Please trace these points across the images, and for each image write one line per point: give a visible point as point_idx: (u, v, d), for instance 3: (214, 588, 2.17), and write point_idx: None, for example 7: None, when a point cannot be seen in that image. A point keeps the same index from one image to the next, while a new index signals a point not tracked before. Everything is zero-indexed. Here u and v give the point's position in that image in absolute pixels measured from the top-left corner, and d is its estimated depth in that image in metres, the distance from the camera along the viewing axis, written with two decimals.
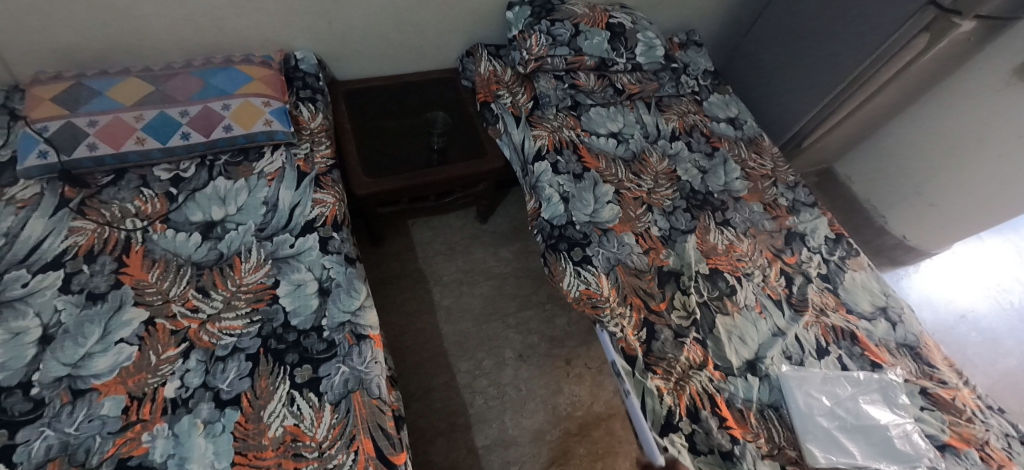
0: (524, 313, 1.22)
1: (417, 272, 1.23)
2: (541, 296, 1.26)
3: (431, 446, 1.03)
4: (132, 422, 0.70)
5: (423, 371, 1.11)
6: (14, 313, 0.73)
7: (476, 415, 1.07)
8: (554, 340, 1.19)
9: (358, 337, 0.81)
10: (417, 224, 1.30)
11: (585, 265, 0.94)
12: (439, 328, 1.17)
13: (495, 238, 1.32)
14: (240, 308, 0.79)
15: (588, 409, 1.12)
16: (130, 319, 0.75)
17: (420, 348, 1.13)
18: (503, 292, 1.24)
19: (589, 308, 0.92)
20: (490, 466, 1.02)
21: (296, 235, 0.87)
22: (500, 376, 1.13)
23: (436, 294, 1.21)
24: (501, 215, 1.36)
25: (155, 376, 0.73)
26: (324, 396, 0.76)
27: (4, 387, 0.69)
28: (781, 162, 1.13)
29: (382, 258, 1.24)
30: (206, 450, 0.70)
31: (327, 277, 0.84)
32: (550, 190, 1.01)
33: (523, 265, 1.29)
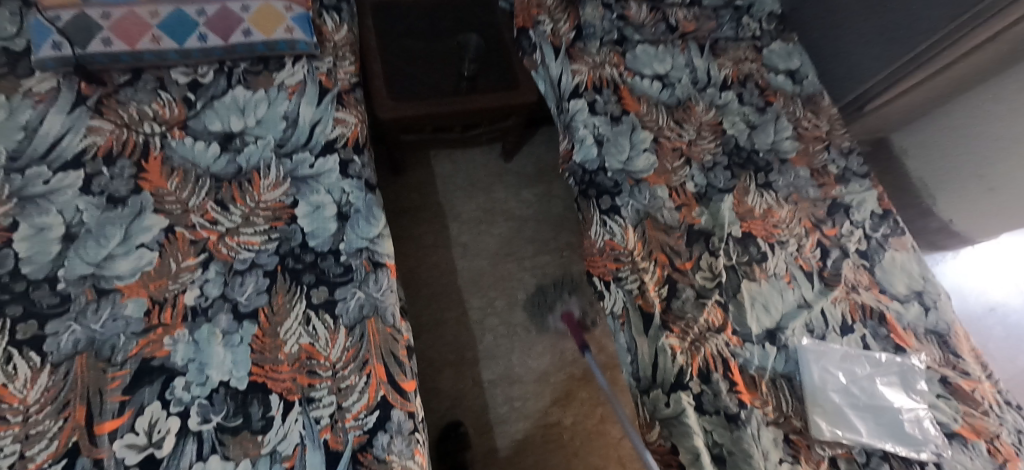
0: (541, 258, 1.21)
1: (437, 206, 1.21)
2: (559, 243, 1.23)
3: (439, 376, 1.05)
4: (154, 326, 0.71)
5: (436, 303, 1.12)
6: (37, 209, 0.73)
7: (484, 351, 1.09)
8: (570, 287, 1.19)
9: (375, 265, 0.80)
10: (440, 156, 1.26)
11: (613, 216, 0.91)
12: (454, 263, 1.16)
13: (520, 178, 1.28)
14: (259, 225, 0.78)
15: (596, 356, 1.14)
16: (151, 225, 0.75)
17: (435, 280, 1.14)
18: (523, 234, 1.22)
19: (611, 260, 0.90)
20: (494, 400, 1.05)
21: (316, 154, 0.84)
22: (511, 316, 1.13)
23: (454, 230, 1.20)
24: (527, 155, 1.31)
25: (176, 284, 0.73)
26: (339, 319, 0.76)
27: (31, 281, 0.70)
28: (838, 125, 1.05)
29: (401, 188, 1.21)
30: (225, 359, 0.72)
31: (346, 201, 0.82)
32: (586, 131, 0.96)
33: (545, 208, 1.26)
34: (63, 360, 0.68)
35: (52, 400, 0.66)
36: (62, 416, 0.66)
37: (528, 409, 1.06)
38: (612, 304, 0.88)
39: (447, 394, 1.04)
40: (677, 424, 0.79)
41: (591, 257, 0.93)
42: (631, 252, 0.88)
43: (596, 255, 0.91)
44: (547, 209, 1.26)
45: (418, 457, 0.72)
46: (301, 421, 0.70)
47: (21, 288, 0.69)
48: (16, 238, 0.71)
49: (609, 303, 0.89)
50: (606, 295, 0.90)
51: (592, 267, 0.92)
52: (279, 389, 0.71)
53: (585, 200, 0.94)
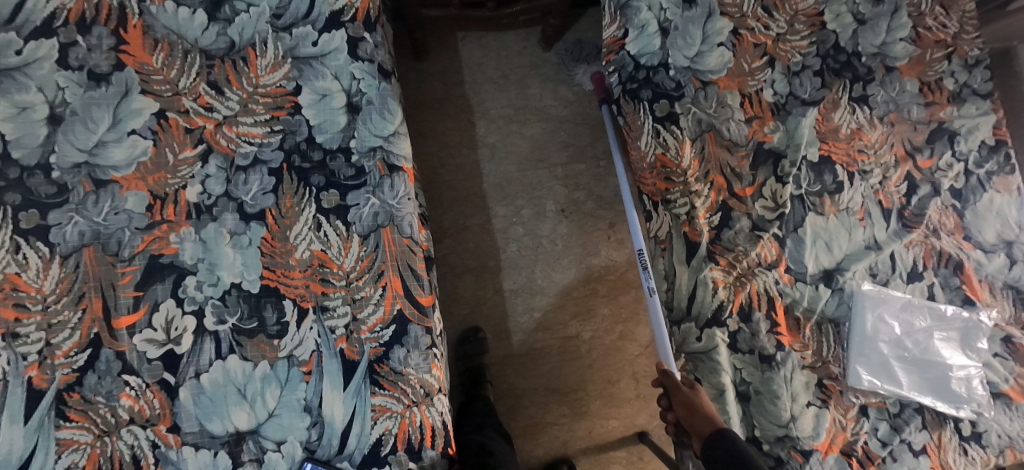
0: (574, 167, 1.18)
1: (462, 99, 1.17)
2: (597, 150, 1.20)
3: (460, 281, 1.13)
4: (158, 222, 0.68)
5: (459, 208, 1.14)
6: (16, 84, 0.67)
7: (506, 260, 1.14)
8: (602, 200, 1.18)
9: (391, 168, 0.72)
10: (467, 39, 1.18)
11: (669, 126, 0.77)
12: (480, 167, 1.16)
13: (559, 72, 1.20)
14: (259, 114, 0.71)
15: (621, 275, 1.17)
16: (140, 109, 0.70)
17: (458, 183, 1.15)
18: (556, 137, 1.19)
19: (660, 178, 0.78)
20: (514, 307, 1.13)
21: (320, 29, 0.72)
22: (538, 227, 1.15)
23: (481, 128, 1.17)
24: (571, 42, 1.21)
25: (176, 178, 0.69)
26: (353, 226, 0.70)
27: (25, 167, 0.67)
28: (970, 25, 0.84)
29: (425, 77, 1.17)
30: (234, 261, 0.68)
31: (356, 91, 0.72)
32: (649, 14, 0.78)
33: (585, 110, 1.20)
34: (70, 252, 0.66)
35: (68, 292, 0.65)
36: (80, 308, 0.65)
37: (545, 320, 1.14)
38: (655, 227, 0.80)
39: (467, 300, 1.12)
40: (705, 360, 0.74)
41: (639, 172, 0.81)
42: (691, 176, 0.76)
43: (640, 169, 0.80)
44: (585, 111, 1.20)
45: (435, 370, 0.70)
46: (316, 329, 0.67)
47: (15, 175, 0.66)
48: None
49: (654, 225, 0.80)
50: (653, 215, 0.80)
51: (642, 184, 0.81)
52: (293, 296, 0.68)
53: (636, 102, 0.79)
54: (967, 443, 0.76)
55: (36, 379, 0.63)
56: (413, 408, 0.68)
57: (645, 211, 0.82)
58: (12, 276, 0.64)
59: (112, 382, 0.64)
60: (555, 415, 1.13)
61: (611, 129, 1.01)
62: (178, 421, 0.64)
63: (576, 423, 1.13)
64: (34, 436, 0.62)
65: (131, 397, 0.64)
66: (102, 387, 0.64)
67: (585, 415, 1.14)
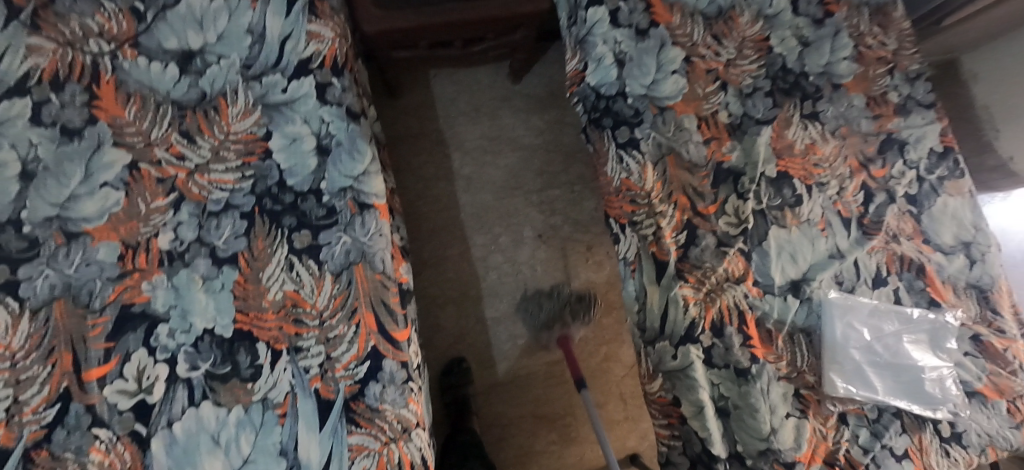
0: (549, 193, 1.21)
1: (437, 133, 1.20)
2: (570, 176, 1.22)
3: (441, 312, 1.13)
4: (130, 271, 0.69)
5: (438, 239, 1.16)
6: None
7: (487, 288, 1.15)
8: (577, 223, 1.20)
9: (361, 206, 0.72)
10: (439, 75, 1.21)
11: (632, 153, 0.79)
12: (457, 197, 1.18)
13: (529, 103, 1.24)
14: (230, 161, 0.72)
15: (601, 297, 1.18)
16: (112, 161, 0.71)
17: (436, 215, 1.17)
18: (530, 165, 1.21)
19: (627, 201, 0.79)
20: (497, 335, 1.14)
21: (289, 77, 0.75)
22: (517, 253, 1.17)
23: (456, 161, 1.20)
24: (539, 73, 1.25)
25: (148, 226, 0.70)
26: (325, 265, 0.70)
27: None
28: (908, 42, 0.90)
29: (399, 112, 1.20)
30: (208, 306, 0.69)
31: (326, 133, 0.74)
32: (604, 48, 0.81)
33: (557, 138, 1.23)
34: (41, 306, 0.67)
35: (36, 346, 0.65)
36: (49, 363, 0.65)
37: (529, 346, 1.14)
38: (626, 249, 0.79)
39: (450, 331, 1.13)
40: (682, 377, 0.74)
41: (610, 194, 0.81)
42: (658, 196, 0.78)
43: (612, 192, 0.81)
44: (557, 140, 1.23)
45: (413, 405, 0.69)
46: (290, 370, 0.67)
47: None
48: None
49: (625, 248, 0.79)
50: (623, 237, 0.80)
51: (611, 207, 0.81)
52: (266, 338, 0.68)
53: (600, 130, 0.82)
54: (947, 444, 0.76)
55: (2, 438, 0.62)
56: (391, 445, 0.67)
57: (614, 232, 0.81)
58: None
59: (82, 436, 0.63)
60: (545, 442, 1.12)
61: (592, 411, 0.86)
62: None
63: (565, 450, 1.12)
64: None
65: (101, 451, 0.63)
66: (71, 442, 0.63)
67: (574, 442, 1.13)
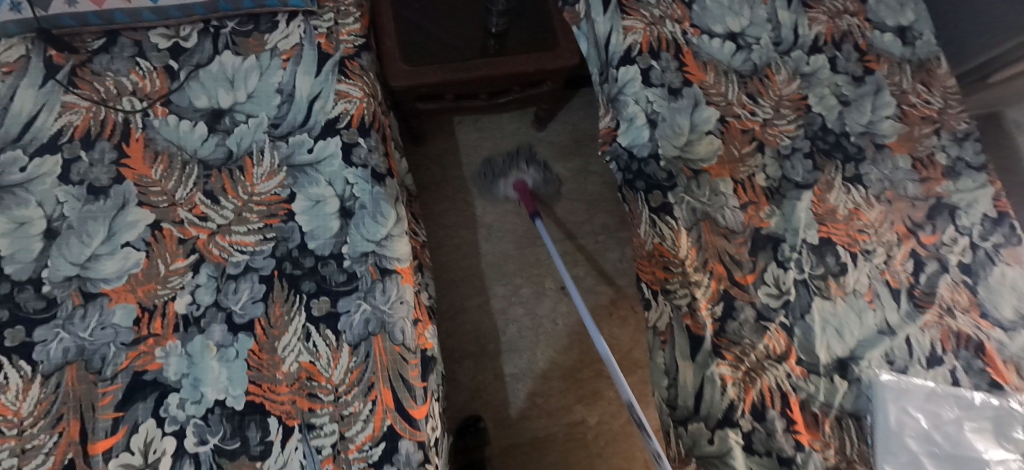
0: (572, 242, 1.17)
1: (459, 180, 1.19)
2: (595, 226, 1.19)
3: (458, 366, 1.08)
4: (144, 336, 0.67)
5: (457, 289, 1.12)
6: (17, 200, 0.70)
7: (506, 343, 1.10)
8: (602, 276, 1.16)
9: (383, 272, 0.69)
10: (463, 123, 1.22)
11: (664, 217, 0.76)
12: (478, 246, 1.15)
13: (552, 150, 1.23)
14: (252, 222, 0.70)
15: (626, 354, 1.12)
16: (135, 220, 0.70)
17: (456, 264, 1.14)
18: (552, 215, 1.19)
19: (660, 267, 0.78)
20: (515, 393, 1.07)
21: (315, 137, 0.73)
22: (537, 306, 1.13)
23: (478, 208, 1.17)
24: (564, 121, 1.25)
25: (166, 289, 0.68)
26: (343, 335, 0.67)
27: (16, 282, 0.68)
28: (954, 100, 0.87)
29: (421, 160, 1.20)
30: (220, 376, 0.66)
31: (350, 195, 0.72)
32: (636, 107, 0.80)
33: (580, 187, 1.21)
34: (53, 371, 0.65)
35: (45, 413, 0.64)
36: (56, 431, 0.63)
37: (549, 406, 1.07)
38: (657, 317, 0.78)
39: (466, 387, 1.07)
40: (719, 465, 0.69)
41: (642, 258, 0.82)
42: (692, 264, 0.74)
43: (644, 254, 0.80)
44: (582, 189, 1.21)
45: None
46: (301, 450, 0.63)
47: (6, 290, 0.67)
48: None
49: (653, 314, 0.79)
50: (653, 303, 0.79)
51: (644, 272, 0.81)
52: (278, 412, 0.64)
53: (635, 191, 0.80)
54: None
55: None
56: None
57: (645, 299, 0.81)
58: None
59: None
60: None
61: (547, 238, 1.00)
62: None
63: None
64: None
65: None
66: None
67: None
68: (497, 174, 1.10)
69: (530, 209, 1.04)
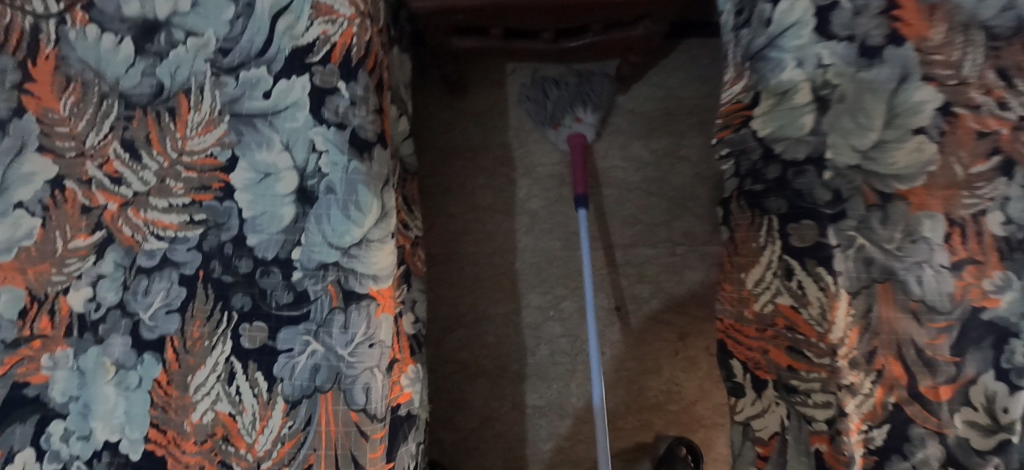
0: (639, 251, 0.93)
1: (502, 148, 0.97)
2: (674, 232, 0.93)
3: (471, 386, 0.92)
4: (28, 337, 0.48)
5: (480, 291, 0.94)
6: None
7: (533, 366, 0.92)
8: (671, 301, 0.92)
9: (347, 297, 0.46)
10: (517, 72, 0.98)
11: (817, 270, 0.43)
12: (515, 238, 0.95)
13: (633, 122, 0.96)
14: (176, 196, 0.48)
15: (687, 407, 0.91)
16: (32, 173, 0.50)
17: (485, 260, 0.95)
18: (620, 210, 0.94)
19: (784, 349, 0.47)
20: (535, 429, 0.91)
21: (275, 73, 0.48)
22: (580, 328, 0.92)
23: (522, 189, 0.96)
24: (654, 82, 0.96)
25: (61, 274, 0.49)
26: (277, 385, 0.45)
27: None
28: None
29: (459, 116, 0.98)
30: (115, 407, 0.47)
31: (313, 171, 0.47)
32: (798, 73, 0.44)
33: (663, 176, 0.94)
34: None
35: None
36: None
37: (572, 450, 0.91)
38: (748, 412, 0.53)
39: (475, 412, 0.92)
40: None
41: (727, 315, 0.55)
42: (848, 354, 0.43)
43: (736, 314, 0.53)
44: (663, 180, 0.94)
45: None
46: None
47: None
48: None
49: (741, 406, 0.54)
50: (746, 391, 0.53)
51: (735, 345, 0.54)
52: None
53: (763, 216, 0.48)
54: None
55: None
56: None
57: (732, 378, 0.55)
58: None
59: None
60: None
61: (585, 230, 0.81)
62: None
63: None
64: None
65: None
66: None
67: None
68: (551, 120, 0.92)
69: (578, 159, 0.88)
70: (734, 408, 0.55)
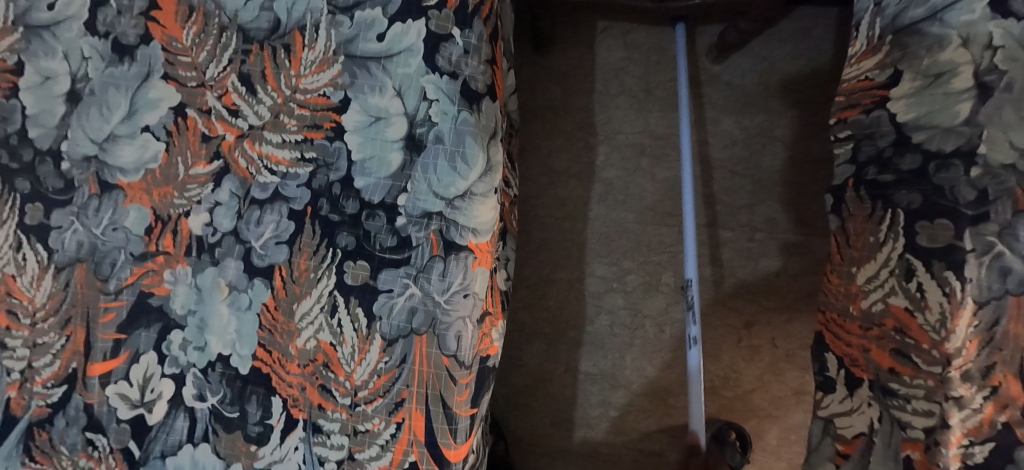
0: (716, 232, 0.92)
1: (585, 112, 0.95)
2: (756, 215, 0.91)
3: (527, 347, 0.95)
4: (153, 252, 0.53)
5: (547, 254, 0.95)
6: (43, 48, 0.53)
7: (591, 335, 0.93)
8: (742, 287, 0.91)
9: (448, 247, 0.47)
10: (608, 33, 0.95)
11: (943, 274, 0.43)
12: (588, 207, 0.94)
13: (727, 95, 0.93)
14: (290, 132, 0.50)
15: (742, 394, 0.91)
16: (159, 99, 0.53)
17: (555, 224, 0.94)
18: (701, 190, 0.92)
19: (886, 350, 0.47)
20: (586, 395, 0.93)
21: (390, 17, 0.49)
22: (644, 303, 0.92)
23: (601, 156, 0.94)
24: (756, 54, 0.92)
25: (182, 198, 0.52)
26: (377, 322, 0.48)
27: (38, 150, 0.53)
28: None
29: (544, 74, 0.96)
30: (228, 326, 0.51)
31: (423, 119, 0.48)
32: (961, 53, 0.43)
33: (752, 157, 0.91)
34: (65, 265, 0.53)
35: (55, 311, 0.53)
36: (64, 334, 0.53)
37: (621, 422, 0.93)
38: (835, 409, 0.53)
39: (530, 371, 0.95)
40: None
41: (829, 308, 0.54)
42: (962, 366, 0.44)
43: (839, 307, 0.52)
44: (751, 160, 0.91)
45: None
46: (302, 453, 0.49)
47: (27, 158, 0.53)
48: (22, 88, 0.53)
49: (827, 402, 0.54)
50: (837, 387, 0.53)
51: (834, 340, 0.54)
52: (285, 395, 0.50)
53: (887, 209, 0.47)
54: None
55: (14, 403, 0.52)
56: None
57: (824, 372, 0.55)
58: (6, 277, 0.52)
59: (76, 435, 0.52)
60: None
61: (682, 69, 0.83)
62: None
63: None
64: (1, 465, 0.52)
65: (92, 458, 0.52)
66: (68, 436, 0.52)
67: None
68: None
69: (676, 43, 0.83)
70: (819, 403, 0.55)
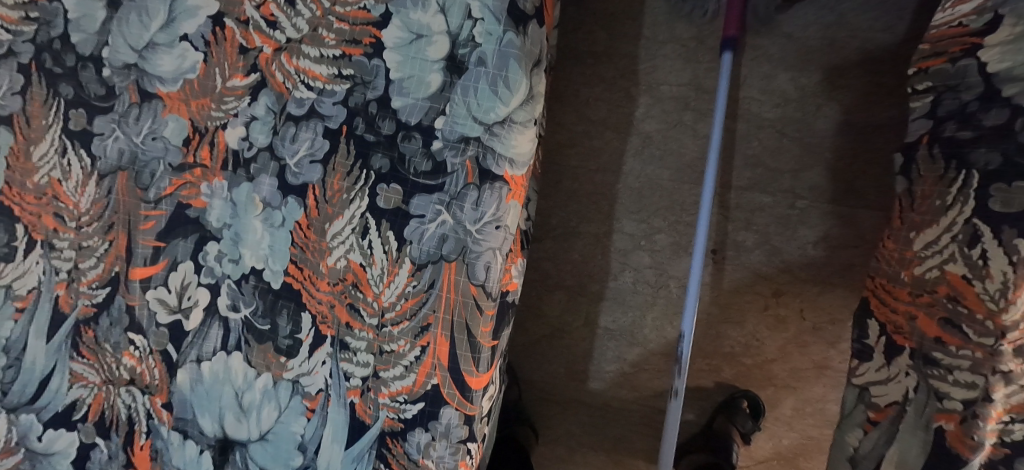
0: (754, 197, 0.85)
1: (628, 59, 0.89)
2: (801, 183, 0.83)
3: (548, 297, 0.95)
4: (190, 163, 0.53)
5: (575, 206, 0.92)
6: None
7: (613, 290, 0.92)
8: (776, 256, 0.85)
9: (482, 175, 0.46)
10: None
11: (1013, 242, 0.39)
12: (622, 160, 0.90)
13: (785, 49, 0.82)
14: (328, 48, 0.49)
15: (762, 364, 0.88)
16: (198, 7, 0.51)
17: (586, 176, 0.92)
18: (744, 149, 0.85)
19: (931, 317, 0.45)
20: (603, 348, 0.93)
21: None
22: (671, 264, 0.89)
23: (641, 108, 0.89)
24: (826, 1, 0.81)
25: (219, 111, 0.52)
26: (407, 247, 0.47)
27: (79, 56, 0.53)
28: None
29: (589, 15, 0.90)
30: (261, 241, 0.52)
31: (466, 39, 0.46)
32: None
33: (805, 118, 0.82)
34: (107, 172, 0.54)
35: (99, 217, 0.54)
36: (108, 239, 0.54)
37: (633, 376, 0.93)
38: (871, 378, 0.51)
39: (549, 321, 0.95)
40: None
41: (880, 273, 0.52)
42: (1016, 340, 0.41)
43: (890, 273, 0.50)
44: (804, 122, 0.83)
45: None
46: (329, 367, 0.51)
47: (70, 63, 0.53)
48: None
49: (864, 370, 0.52)
50: (874, 356, 0.51)
51: (878, 306, 0.51)
52: (314, 311, 0.51)
53: (960, 171, 0.43)
54: None
55: (62, 300, 0.55)
56: None
57: (863, 339, 0.53)
58: (52, 180, 0.54)
59: (120, 334, 0.55)
60: None
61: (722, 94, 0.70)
62: (172, 400, 0.55)
63: None
64: (52, 358, 0.55)
65: (133, 358, 0.55)
66: (111, 335, 0.55)
67: None
68: None
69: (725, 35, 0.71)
70: (853, 371, 0.53)
